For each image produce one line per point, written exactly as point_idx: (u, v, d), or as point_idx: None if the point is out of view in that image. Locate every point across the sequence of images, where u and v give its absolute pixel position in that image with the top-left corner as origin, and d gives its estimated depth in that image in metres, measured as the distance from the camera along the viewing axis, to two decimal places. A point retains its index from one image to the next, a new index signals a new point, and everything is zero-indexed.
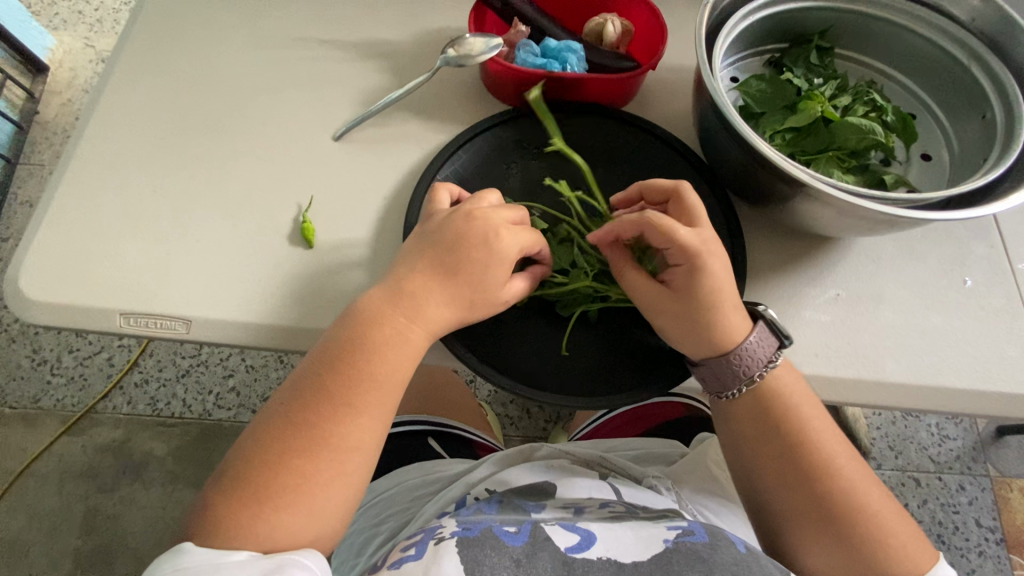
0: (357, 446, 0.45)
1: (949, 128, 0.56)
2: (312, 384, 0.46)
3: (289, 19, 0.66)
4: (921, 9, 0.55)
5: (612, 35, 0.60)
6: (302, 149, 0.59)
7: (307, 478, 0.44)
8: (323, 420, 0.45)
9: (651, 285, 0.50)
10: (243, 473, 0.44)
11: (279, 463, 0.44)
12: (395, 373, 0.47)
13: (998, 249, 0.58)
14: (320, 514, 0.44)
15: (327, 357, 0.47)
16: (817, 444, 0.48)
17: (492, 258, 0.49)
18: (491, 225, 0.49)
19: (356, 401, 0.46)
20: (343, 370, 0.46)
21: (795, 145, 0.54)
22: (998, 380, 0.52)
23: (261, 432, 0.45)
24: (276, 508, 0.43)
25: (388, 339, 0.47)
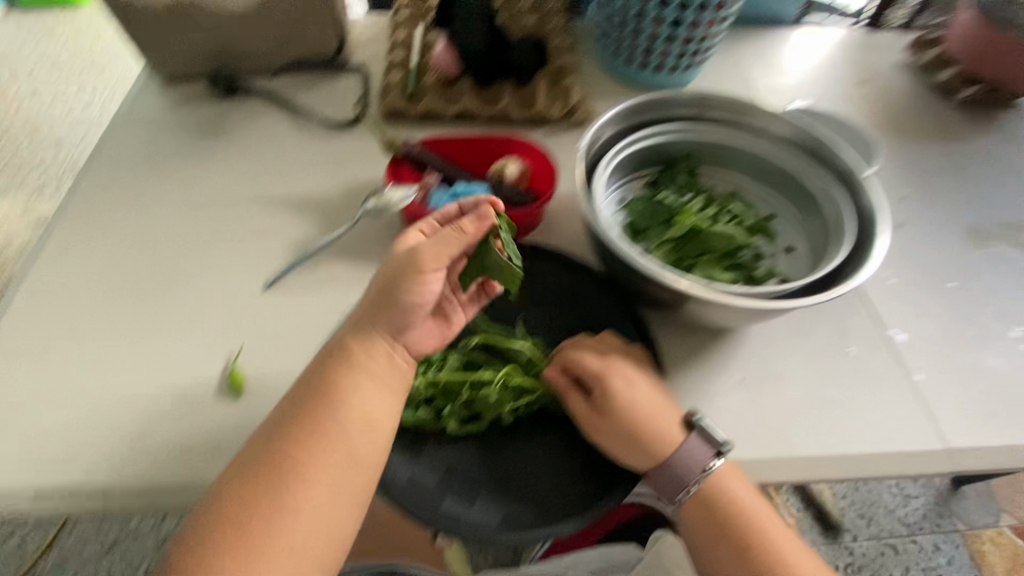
0: (338, 485, 0.48)
1: (802, 223, 0.66)
2: (291, 419, 0.49)
3: (221, 184, 0.72)
4: (755, 135, 0.68)
5: (513, 174, 0.70)
6: (231, 301, 0.62)
7: (282, 515, 0.46)
8: (296, 463, 0.47)
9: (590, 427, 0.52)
10: (221, 513, 0.46)
11: (253, 503, 0.46)
12: (377, 427, 0.50)
13: (870, 320, 0.66)
14: (302, 561, 0.46)
15: (303, 397, 0.50)
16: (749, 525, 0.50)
17: (408, 256, 0.52)
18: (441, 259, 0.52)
19: (338, 453, 0.48)
20: (318, 413, 0.49)
21: (677, 252, 0.62)
22: (896, 440, 0.57)
23: (242, 467, 0.48)
24: (260, 548, 0.45)
25: (363, 376, 0.51)
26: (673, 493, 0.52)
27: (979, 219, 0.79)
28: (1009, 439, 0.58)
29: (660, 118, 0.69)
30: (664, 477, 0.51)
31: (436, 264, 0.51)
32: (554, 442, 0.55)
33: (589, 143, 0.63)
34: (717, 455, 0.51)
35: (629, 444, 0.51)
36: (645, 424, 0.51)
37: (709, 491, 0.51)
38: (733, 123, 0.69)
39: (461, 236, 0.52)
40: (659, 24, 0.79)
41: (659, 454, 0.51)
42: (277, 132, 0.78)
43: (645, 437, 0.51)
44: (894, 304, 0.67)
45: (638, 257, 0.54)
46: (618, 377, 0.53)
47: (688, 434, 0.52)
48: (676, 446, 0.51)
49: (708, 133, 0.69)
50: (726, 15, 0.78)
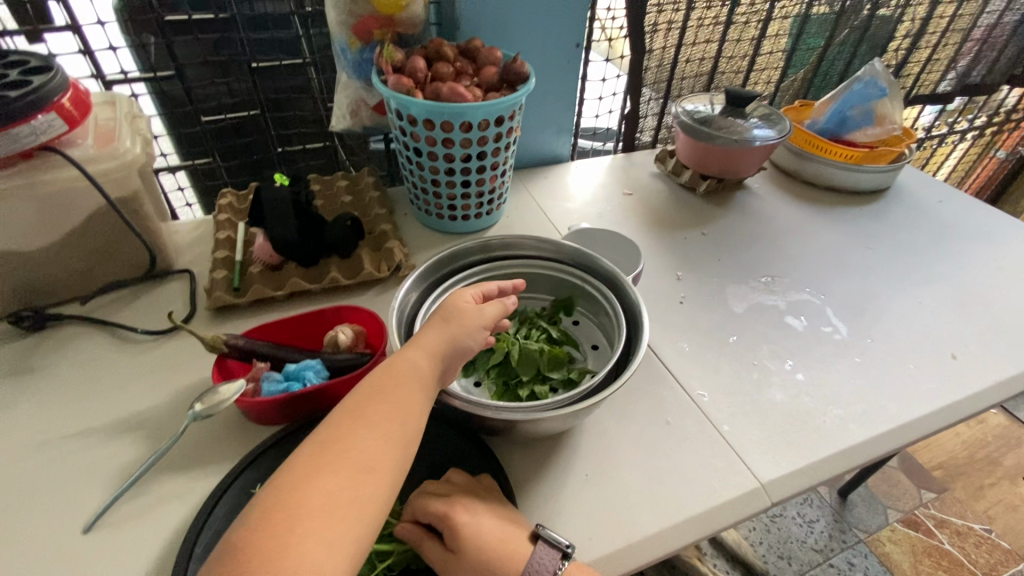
0: (376, 469, 0.49)
1: (598, 322, 0.77)
2: (306, 461, 0.48)
3: (32, 426, 0.68)
4: (541, 260, 0.80)
5: (345, 339, 0.74)
6: (46, 557, 0.56)
7: (326, 505, 0.46)
8: (353, 450, 0.49)
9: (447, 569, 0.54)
10: (269, 514, 0.45)
11: (296, 500, 0.45)
12: (419, 407, 0.54)
13: (678, 387, 0.77)
14: (336, 549, 0.45)
15: (360, 392, 0.54)
16: None
17: (476, 313, 0.61)
18: (459, 324, 0.60)
19: (404, 428, 0.52)
20: (376, 398, 0.53)
21: (503, 375, 0.70)
22: (722, 490, 0.65)
23: (252, 511, 0.45)
24: (297, 538, 0.44)
25: (394, 376, 0.55)
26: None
27: (740, 278, 0.99)
28: (805, 459, 0.69)
29: (457, 268, 0.78)
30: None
31: (487, 324, 0.62)
32: None
33: (401, 304, 0.70)
34: (564, 559, 0.54)
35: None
36: (493, 555, 0.54)
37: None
38: (518, 256, 0.81)
39: (496, 310, 0.63)
40: (452, 186, 0.95)
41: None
42: (97, 354, 0.77)
43: (494, 567, 0.54)
44: (694, 368, 0.80)
45: (461, 399, 0.61)
46: (462, 515, 0.55)
47: (534, 549, 0.55)
48: (524, 566, 0.54)
49: (502, 266, 0.80)
50: (503, 170, 0.97)
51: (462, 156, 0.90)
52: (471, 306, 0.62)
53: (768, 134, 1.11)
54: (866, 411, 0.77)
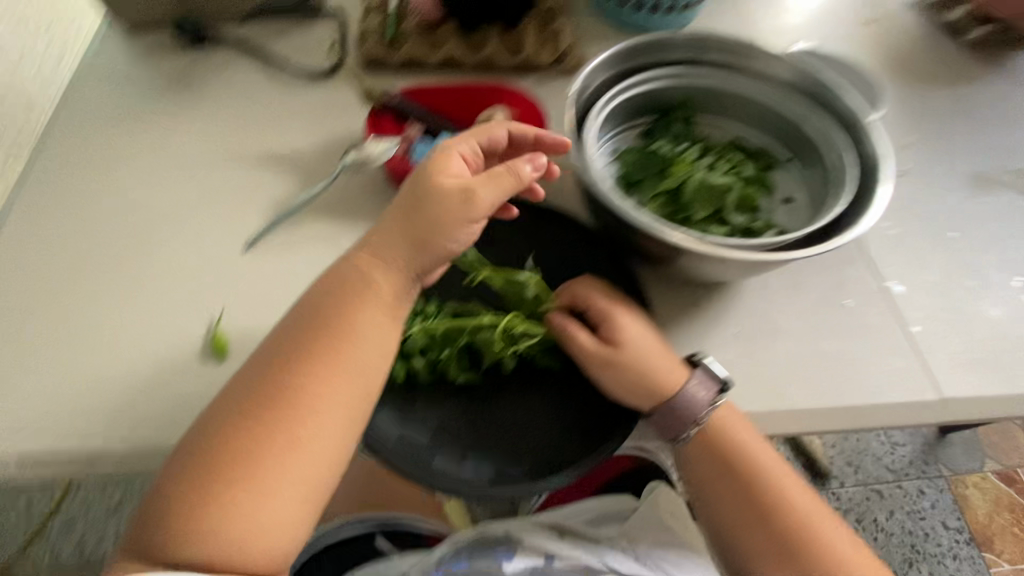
0: (336, 394, 0.46)
1: (802, 174, 0.63)
2: (255, 383, 0.46)
3: (195, 140, 0.69)
4: (760, 79, 0.64)
5: (500, 123, 0.65)
6: (212, 262, 0.60)
7: (264, 453, 0.44)
8: (307, 392, 0.46)
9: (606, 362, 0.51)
10: (231, 439, 0.44)
11: (242, 440, 0.44)
12: (375, 332, 0.48)
13: (868, 272, 0.64)
14: (305, 470, 0.45)
15: (307, 318, 0.48)
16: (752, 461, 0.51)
17: (459, 198, 0.47)
18: (457, 200, 0.47)
19: (355, 368, 0.47)
20: (314, 338, 0.47)
21: (672, 205, 0.58)
22: (891, 391, 0.56)
23: (209, 429, 0.45)
24: (241, 467, 0.43)
25: (367, 297, 0.48)
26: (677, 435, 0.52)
27: (986, 163, 0.76)
28: (1005, 388, 0.58)
29: (656, 62, 0.65)
30: (667, 418, 0.52)
31: (477, 215, 0.48)
32: (545, 398, 0.55)
33: (580, 89, 0.60)
34: (721, 392, 0.51)
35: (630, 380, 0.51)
36: (649, 360, 0.51)
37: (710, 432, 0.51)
38: (733, 66, 0.65)
39: (512, 180, 0.49)
40: None
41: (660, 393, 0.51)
42: (251, 84, 0.74)
43: (647, 372, 0.51)
44: (893, 255, 0.66)
45: (631, 210, 0.52)
46: (625, 314, 0.53)
47: (693, 373, 0.52)
48: (681, 386, 0.51)
49: (704, 77, 0.65)
50: None
51: None
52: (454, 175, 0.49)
53: None
54: None
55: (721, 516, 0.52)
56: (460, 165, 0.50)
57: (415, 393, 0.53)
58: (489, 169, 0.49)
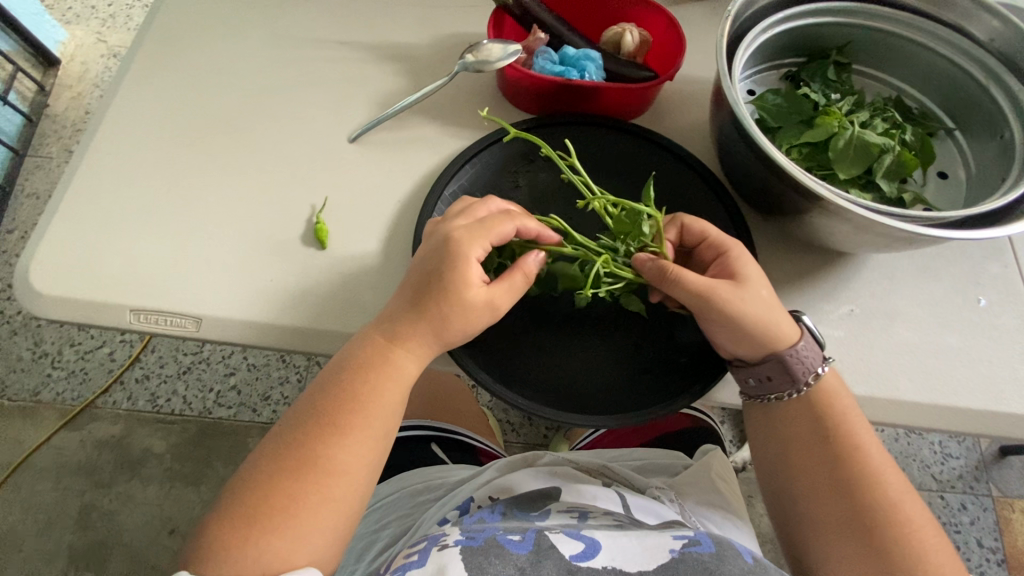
0: (366, 431, 0.46)
1: (967, 148, 0.56)
2: (296, 419, 0.46)
3: (307, 20, 0.66)
4: (943, 28, 0.55)
5: (629, 44, 0.60)
6: (316, 149, 0.59)
7: (296, 500, 0.43)
8: (335, 450, 0.45)
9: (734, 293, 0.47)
10: (273, 469, 0.44)
11: (271, 489, 0.43)
12: (404, 377, 0.47)
13: (1012, 269, 0.57)
14: (339, 501, 0.44)
15: (339, 377, 0.47)
16: (842, 432, 0.48)
17: (483, 312, 0.47)
18: (474, 305, 0.47)
19: (379, 433, 0.47)
20: (343, 401, 0.46)
21: (811, 159, 0.53)
22: (1012, 402, 0.51)
23: (254, 459, 0.46)
24: (280, 495, 0.43)
25: (392, 371, 0.47)
26: (768, 393, 0.50)
27: None
28: None
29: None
30: (765, 375, 0.49)
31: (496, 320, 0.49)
32: (630, 336, 0.53)
33: (737, 12, 0.53)
34: (823, 361, 0.49)
35: (739, 331, 0.48)
36: (763, 313, 0.48)
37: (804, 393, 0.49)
38: (910, 9, 0.56)
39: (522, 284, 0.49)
40: None
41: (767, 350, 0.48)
42: None
43: (760, 325, 0.47)
44: None
45: (775, 153, 0.47)
46: (744, 250, 0.50)
47: (801, 334, 0.49)
48: (789, 345, 0.48)
49: (877, 20, 0.56)
50: None
51: None
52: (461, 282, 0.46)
53: None
54: None
55: (792, 483, 0.50)
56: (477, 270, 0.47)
57: None
58: (507, 279, 0.48)
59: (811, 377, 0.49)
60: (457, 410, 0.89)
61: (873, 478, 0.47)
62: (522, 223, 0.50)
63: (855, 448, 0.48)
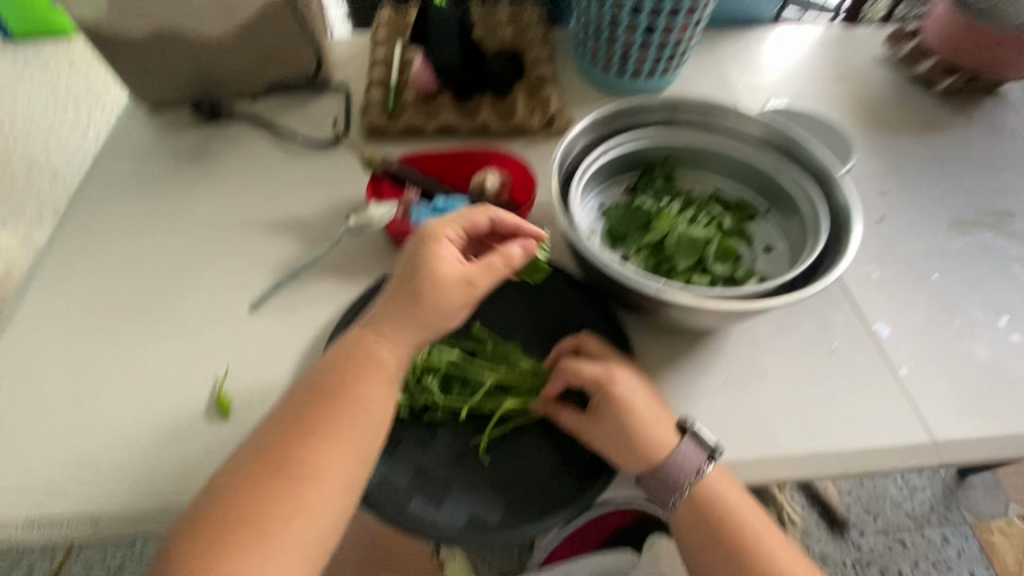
0: (350, 440, 0.48)
1: (781, 223, 0.66)
2: (281, 431, 0.48)
3: (208, 208, 0.74)
4: (732, 136, 0.68)
5: (492, 185, 0.70)
6: (218, 323, 0.63)
7: (281, 510, 0.45)
8: (329, 447, 0.48)
9: (608, 435, 0.52)
10: (258, 483, 0.46)
11: (255, 500, 0.45)
12: (392, 374, 0.51)
13: (853, 314, 0.66)
14: (324, 512, 0.47)
15: (328, 377, 0.51)
16: (737, 527, 0.50)
17: (460, 284, 0.51)
18: (456, 274, 0.52)
19: (361, 438, 0.49)
20: (327, 406, 0.49)
21: (656, 257, 0.62)
22: (883, 434, 0.57)
23: (231, 476, 0.47)
24: (267, 511, 0.45)
25: (374, 374, 0.51)
26: (664, 499, 0.52)
27: (960, 207, 0.79)
28: (996, 426, 0.58)
29: (629, 129, 0.69)
30: (651, 485, 0.52)
31: (471, 300, 0.53)
32: (537, 436, 0.55)
33: (564, 153, 0.63)
34: (709, 459, 0.51)
35: (614, 451, 0.51)
36: (638, 431, 0.51)
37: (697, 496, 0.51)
38: (702, 126, 0.69)
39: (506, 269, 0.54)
40: (631, 32, 0.79)
41: (647, 461, 0.51)
42: (262, 154, 0.79)
43: (638, 439, 0.51)
44: (877, 297, 0.68)
45: (626, 273, 0.55)
46: (618, 384, 0.53)
47: (678, 442, 0.51)
48: (669, 451, 0.51)
49: (682, 137, 0.69)
50: (698, 19, 0.79)
51: None
52: (432, 262, 0.52)
53: None
54: None
55: None
56: (447, 247, 0.53)
57: (410, 443, 0.54)
58: (487, 261, 0.53)
59: (694, 477, 0.50)
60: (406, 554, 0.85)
61: (773, 567, 0.49)
62: (496, 212, 0.57)
63: (751, 541, 0.50)
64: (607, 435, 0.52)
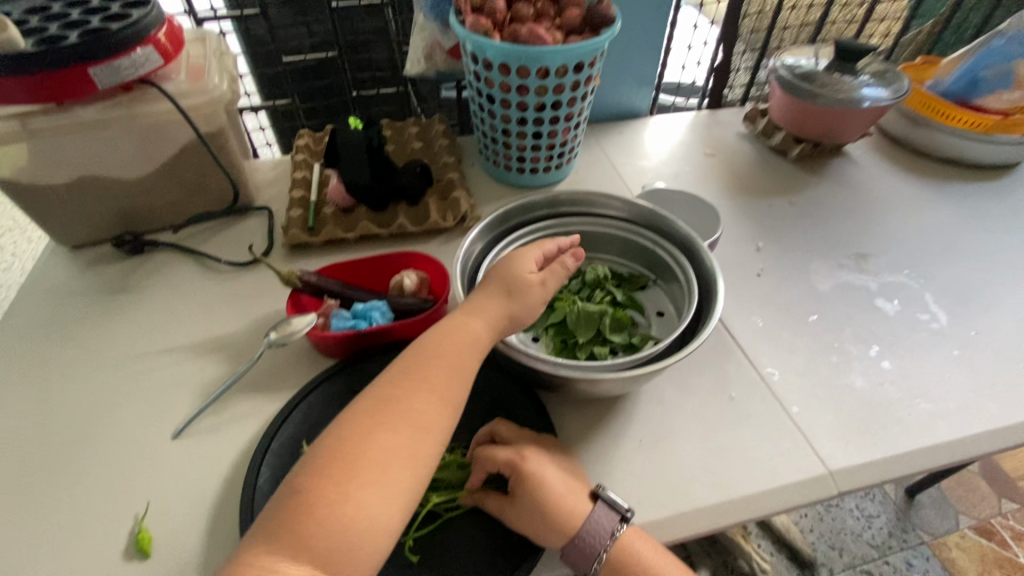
0: (430, 423, 0.51)
1: (668, 290, 0.74)
2: (363, 409, 0.50)
3: (131, 339, 0.75)
4: (614, 220, 0.77)
5: (409, 286, 0.76)
6: (140, 456, 0.62)
7: (357, 483, 0.46)
8: (410, 409, 0.50)
9: (526, 511, 0.54)
10: (338, 459, 0.47)
11: (334, 473, 0.46)
12: (469, 362, 0.55)
13: (746, 363, 0.73)
14: (399, 490, 0.47)
15: (408, 363, 0.54)
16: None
17: (541, 287, 0.61)
18: (528, 278, 0.61)
19: (451, 391, 0.53)
20: (411, 387, 0.52)
21: (561, 335, 0.68)
22: (784, 472, 0.62)
23: (313, 454, 0.48)
24: (349, 483, 0.45)
25: (449, 358, 0.54)
26: (585, 569, 0.54)
27: (826, 254, 0.91)
28: (881, 449, 0.65)
29: (525, 221, 0.77)
30: (570, 557, 0.54)
31: (546, 298, 0.62)
32: (465, 527, 0.57)
33: (466, 252, 0.70)
34: (622, 520, 0.55)
35: (531, 528, 0.54)
36: (551, 503, 0.54)
37: (614, 559, 0.53)
38: (588, 213, 0.78)
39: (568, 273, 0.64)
40: (521, 138, 0.90)
41: (564, 534, 0.53)
42: (186, 279, 0.83)
43: (554, 513, 0.53)
44: (765, 344, 0.75)
45: (528, 354, 0.60)
46: (530, 461, 0.56)
47: (590, 511, 0.54)
48: (585, 519, 0.54)
49: (571, 225, 0.78)
50: (577, 122, 0.91)
51: (535, 105, 0.85)
52: (521, 266, 0.61)
53: (878, 94, 1.00)
54: (956, 410, 0.70)
55: None
56: (534, 252, 0.63)
57: None
58: (553, 266, 0.63)
59: (608, 542, 0.53)
60: None
61: None
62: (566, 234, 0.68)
63: None
64: (525, 511, 0.54)
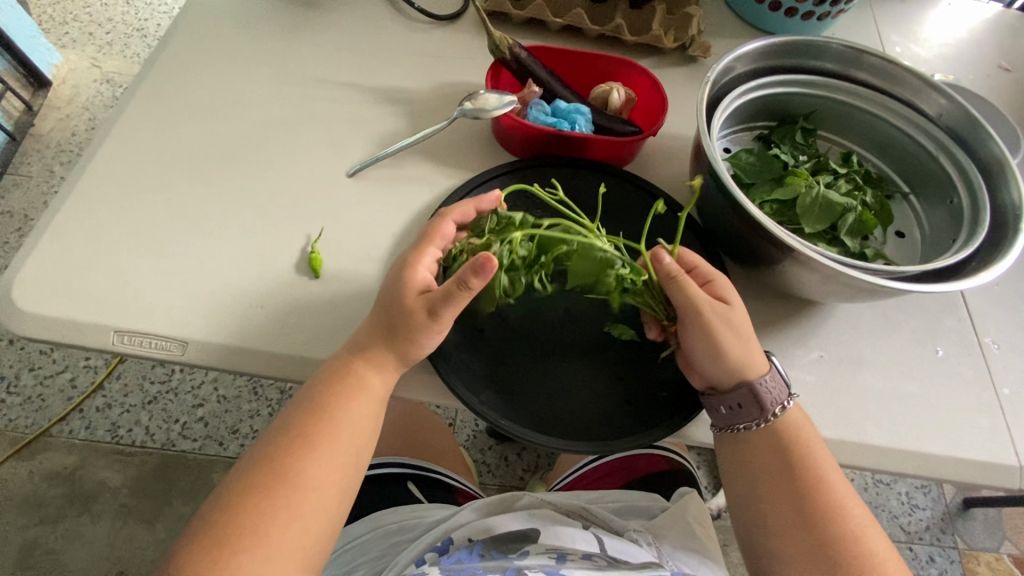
0: (336, 469, 0.46)
1: (923, 212, 0.61)
2: (280, 438, 0.46)
3: (313, 61, 0.69)
4: (899, 103, 0.61)
5: (616, 101, 0.65)
6: (315, 183, 0.61)
7: (262, 521, 0.42)
8: (313, 456, 0.45)
9: (726, 317, 0.49)
10: (250, 502, 0.42)
11: (250, 509, 0.42)
12: (375, 406, 0.48)
13: (966, 323, 0.62)
14: (312, 537, 0.43)
15: (305, 404, 0.47)
16: (804, 457, 0.48)
17: (424, 317, 0.47)
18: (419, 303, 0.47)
19: (350, 447, 0.47)
20: (313, 430, 0.46)
21: (782, 215, 0.57)
22: (970, 447, 0.54)
23: (230, 486, 0.44)
24: (251, 531, 0.42)
25: (355, 399, 0.47)
26: (749, 415, 0.49)
27: None
28: None
29: (786, 68, 0.62)
30: (736, 403, 0.49)
31: (442, 328, 0.48)
32: (615, 366, 0.54)
33: (716, 78, 0.58)
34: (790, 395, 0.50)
35: (708, 350, 0.49)
36: (745, 328, 0.50)
37: (778, 427, 0.49)
38: (866, 85, 0.62)
39: (466, 294, 0.45)
40: None
41: (748, 364, 0.49)
42: (373, 15, 0.74)
43: (747, 341, 0.50)
44: (994, 311, 0.63)
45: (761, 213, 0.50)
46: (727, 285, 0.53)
47: (771, 372, 0.50)
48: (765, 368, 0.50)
49: (839, 93, 0.62)
50: None
51: None
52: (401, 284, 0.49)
53: None
54: None
55: (758, 510, 0.49)
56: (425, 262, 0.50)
57: (497, 341, 0.54)
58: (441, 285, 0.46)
59: (779, 411, 0.49)
60: (435, 448, 0.86)
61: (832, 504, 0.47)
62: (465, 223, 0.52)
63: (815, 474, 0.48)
64: (724, 316, 0.49)
